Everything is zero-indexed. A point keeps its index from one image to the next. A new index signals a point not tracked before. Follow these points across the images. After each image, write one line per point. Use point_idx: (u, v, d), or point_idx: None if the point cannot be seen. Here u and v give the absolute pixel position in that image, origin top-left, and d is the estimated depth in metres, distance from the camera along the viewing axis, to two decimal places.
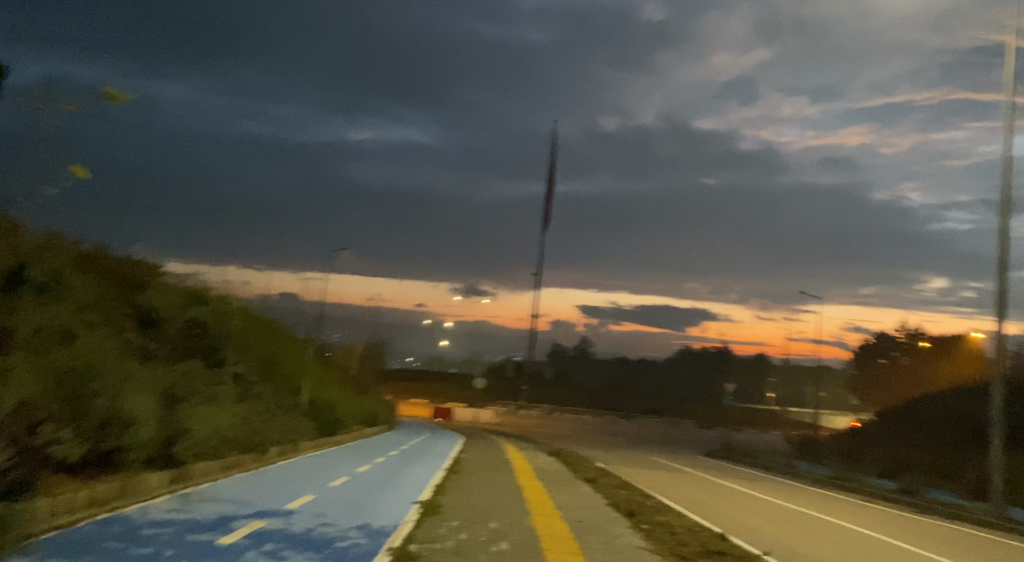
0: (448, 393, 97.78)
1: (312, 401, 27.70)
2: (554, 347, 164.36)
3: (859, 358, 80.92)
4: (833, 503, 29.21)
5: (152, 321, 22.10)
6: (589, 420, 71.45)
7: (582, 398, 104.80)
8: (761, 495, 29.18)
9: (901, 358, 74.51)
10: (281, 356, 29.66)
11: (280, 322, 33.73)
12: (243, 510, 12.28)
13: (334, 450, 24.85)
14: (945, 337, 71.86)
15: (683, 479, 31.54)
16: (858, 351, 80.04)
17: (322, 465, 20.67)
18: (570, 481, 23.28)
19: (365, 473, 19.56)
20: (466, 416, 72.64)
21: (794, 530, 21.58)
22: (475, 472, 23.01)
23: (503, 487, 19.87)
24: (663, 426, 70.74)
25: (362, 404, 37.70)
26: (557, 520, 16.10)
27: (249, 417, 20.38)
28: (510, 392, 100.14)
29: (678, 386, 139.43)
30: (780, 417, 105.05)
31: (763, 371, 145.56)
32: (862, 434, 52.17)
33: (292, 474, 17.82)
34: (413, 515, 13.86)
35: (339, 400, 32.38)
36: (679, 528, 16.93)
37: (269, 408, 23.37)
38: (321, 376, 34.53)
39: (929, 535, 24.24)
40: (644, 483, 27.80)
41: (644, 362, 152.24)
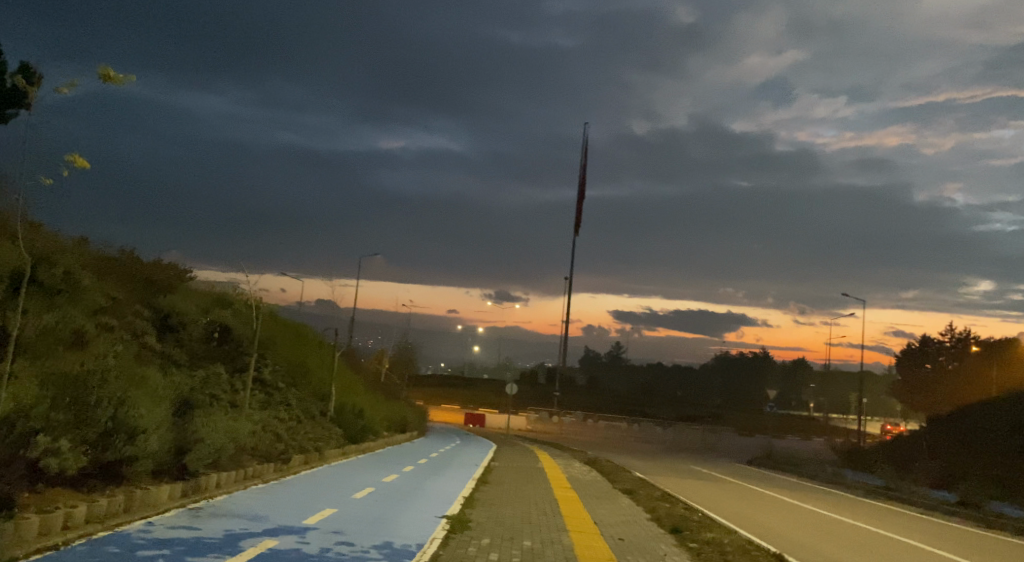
0: (480, 399, 97.02)
1: (340, 408, 26.88)
2: (588, 353, 163.14)
3: (901, 364, 78.90)
4: (884, 516, 27.84)
5: (173, 325, 21.44)
6: (624, 427, 70.21)
7: (617, 404, 103.51)
8: (807, 506, 27.93)
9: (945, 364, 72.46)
10: (309, 361, 28.89)
11: (309, 328, 33.07)
12: (256, 527, 11.42)
13: (362, 458, 24.04)
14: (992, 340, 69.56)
15: (725, 489, 30.34)
16: (901, 357, 78.03)
17: (346, 474, 19.83)
18: (608, 493, 22.27)
19: (392, 484, 18.68)
20: (499, 422, 71.77)
21: (848, 548, 20.41)
22: (508, 482, 22.05)
23: (537, 500, 18.88)
24: (700, 433, 69.32)
25: (392, 411, 36.89)
26: (595, 538, 15.09)
27: (272, 425, 19.60)
28: (544, 398, 99.17)
29: (715, 393, 137.52)
30: (819, 423, 102.93)
31: (801, 377, 143.10)
32: (908, 441, 50.48)
33: (314, 485, 16.96)
34: (440, 533, 12.90)
35: (368, 406, 31.63)
36: (728, 547, 15.88)
37: (294, 415, 22.57)
38: (350, 381, 33.79)
39: (990, 551, 22.91)
40: (686, 494, 26.73)
41: (679, 368, 150.46)
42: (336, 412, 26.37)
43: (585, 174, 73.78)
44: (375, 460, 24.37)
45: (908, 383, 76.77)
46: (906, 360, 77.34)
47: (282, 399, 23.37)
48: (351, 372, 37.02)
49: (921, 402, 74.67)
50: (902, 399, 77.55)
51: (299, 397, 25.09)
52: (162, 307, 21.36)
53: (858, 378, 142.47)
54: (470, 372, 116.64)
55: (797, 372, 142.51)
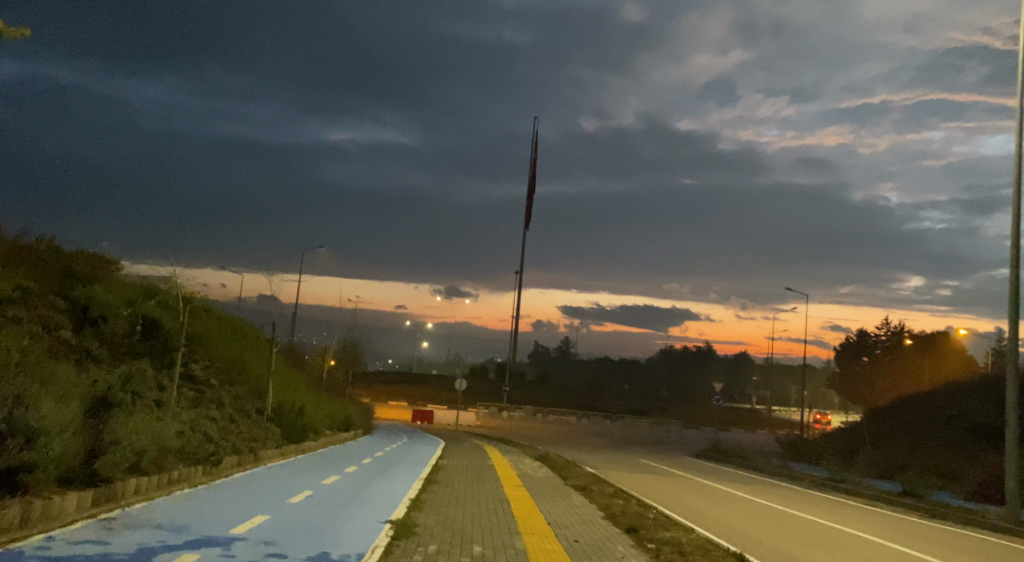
0: (428, 395, 95.84)
1: (278, 405, 25.57)
2: (536, 348, 162.70)
3: (842, 356, 79.70)
4: (838, 508, 27.44)
5: (94, 319, 20.07)
6: (573, 422, 69.67)
7: (565, 399, 103.09)
8: (761, 500, 27.38)
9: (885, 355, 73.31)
10: (245, 357, 27.50)
11: (247, 322, 31.69)
12: (175, 539, 10.26)
13: (301, 459, 22.83)
14: (929, 333, 70.56)
15: (677, 484, 29.66)
16: (841, 349, 78.81)
17: (284, 476, 18.64)
18: (560, 490, 21.37)
19: (333, 487, 17.54)
20: (448, 418, 70.74)
21: (808, 543, 19.78)
22: (456, 481, 21.02)
23: (487, 501, 17.89)
24: (648, 427, 69.10)
25: (335, 409, 35.58)
26: (550, 540, 14.12)
27: (203, 425, 18.35)
28: (492, 394, 98.28)
29: (662, 387, 137.98)
30: (765, 416, 103.72)
31: (746, 370, 144.38)
32: (854, 432, 50.63)
33: (248, 489, 15.77)
34: (383, 540, 11.84)
35: (309, 403, 30.31)
36: (688, 547, 15.04)
37: (228, 414, 21.26)
38: (291, 378, 32.48)
39: (947, 543, 22.52)
40: (639, 489, 25.96)
41: (627, 363, 150.75)
42: (274, 411, 25.14)
43: (534, 167, 72.94)
44: (316, 460, 23.19)
45: (846, 375, 77.45)
46: (846, 353, 78.05)
47: (215, 397, 22.09)
48: (292, 368, 35.67)
49: (859, 395, 75.41)
50: (841, 392, 78.25)
51: (234, 395, 23.81)
52: (82, 300, 19.98)
53: (802, 371, 144.20)
54: (418, 368, 115.38)
55: (742, 366, 143.75)
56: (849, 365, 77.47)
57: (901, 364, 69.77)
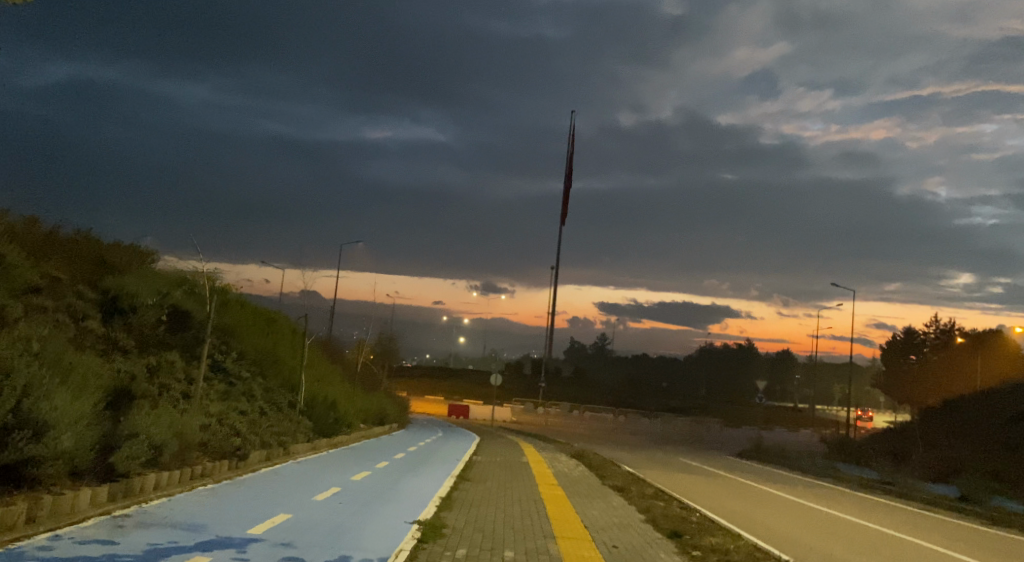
0: (465, 390, 95.41)
1: (311, 399, 25.09)
2: (573, 345, 161.84)
3: (885, 355, 77.88)
4: (888, 512, 26.32)
5: (122, 309, 19.74)
6: (611, 419, 68.72)
7: (602, 396, 102.11)
8: (807, 503, 26.35)
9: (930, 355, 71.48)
10: (278, 349, 27.07)
11: (281, 314, 31.32)
12: (188, 540, 9.77)
13: (332, 454, 22.30)
14: (979, 332, 68.49)
15: (720, 485, 28.68)
16: (886, 348, 77.02)
17: (312, 472, 18.09)
18: (598, 490, 20.65)
19: (362, 484, 16.94)
20: (484, 414, 70.17)
21: (860, 551, 18.84)
22: (490, 480, 20.34)
23: (521, 501, 17.17)
24: (688, 425, 67.95)
25: (369, 402, 35.17)
26: (587, 545, 13.41)
27: (231, 418, 17.88)
28: (529, 390, 97.62)
29: (700, 385, 136.39)
30: (807, 415, 101.78)
31: (788, 369, 142.04)
32: (902, 433, 49.12)
33: (273, 486, 15.21)
34: (409, 543, 11.16)
35: (343, 397, 29.83)
36: (735, 555, 14.23)
37: (257, 407, 20.79)
38: (325, 372, 32.04)
39: (1005, 551, 21.46)
40: (680, 490, 25.17)
41: (665, 360, 149.31)
42: (306, 404, 24.67)
43: (572, 161, 72.06)
44: (347, 455, 22.64)
45: (891, 375, 75.50)
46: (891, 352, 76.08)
47: (245, 390, 21.64)
48: (327, 361, 35.28)
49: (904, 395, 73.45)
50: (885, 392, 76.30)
51: (265, 387, 23.38)
52: (110, 288, 19.65)
53: (846, 369, 141.51)
54: (456, 363, 115.04)
55: (784, 364, 141.43)
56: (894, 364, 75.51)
57: (949, 364, 67.79)
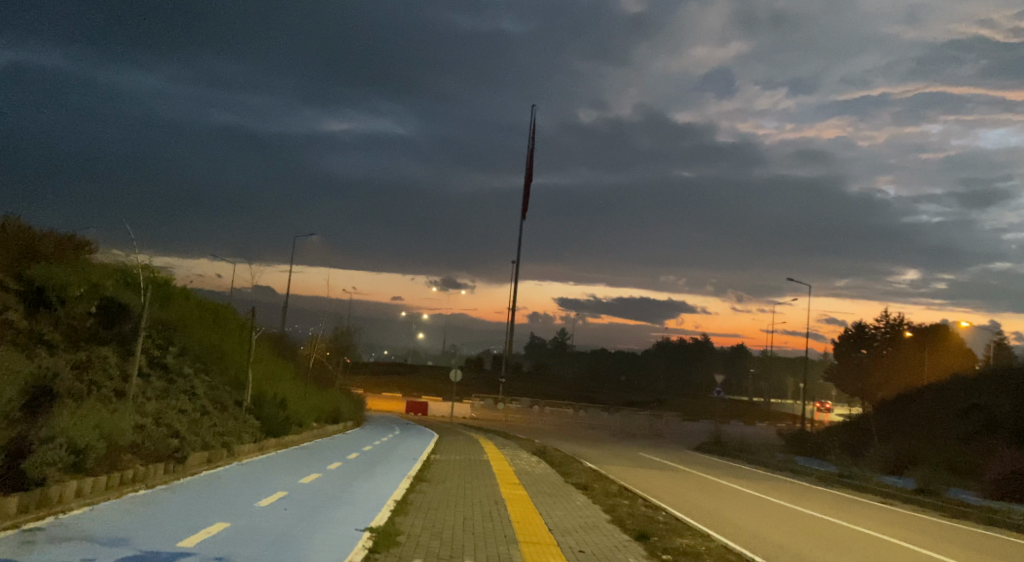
0: (422, 386, 94.24)
1: (259, 397, 23.90)
2: (531, 340, 161.31)
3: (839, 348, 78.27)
4: (854, 506, 25.83)
5: (49, 303, 18.49)
6: (570, 414, 68.09)
7: (561, 390, 101.57)
8: (773, 498, 25.76)
9: (884, 348, 71.90)
10: (224, 345, 25.82)
11: (229, 308, 30.15)
12: (107, 557, 8.72)
13: (281, 454, 21.18)
14: (931, 325, 68.98)
15: (683, 481, 28.01)
16: (839, 341, 77.41)
17: (256, 474, 16.98)
18: (561, 488, 19.78)
19: (309, 486, 15.86)
20: (442, 410, 69.14)
21: (832, 548, 18.19)
22: (446, 480, 19.35)
23: (480, 502, 16.24)
24: (647, 419, 67.59)
25: (323, 399, 33.99)
26: (553, 550, 12.48)
27: (168, 417, 16.71)
28: (487, 385, 96.74)
29: (658, 379, 136.61)
30: (763, 408, 102.26)
31: (744, 363, 142.83)
32: (860, 426, 49.07)
33: (212, 490, 14.13)
34: (358, 553, 10.19)
35: (294, 395, 28.64)
36: (708, 558, 13.41)
37: (199, 406, 19.60)
38: (276, 369, 30.88)
39: (973, 545, 21.02)
40: (643, 486, 24.40)
41: (623, 354, 149.36)
42: (253, 402, 23.52)
43: (529, 156, 71.31)
44: (296, 455, 21.53)
45: (844, 368, 75.80)
46: (845, 345, 76.34)
47: (186, 387, 20.46)
48: (277, 357, 34.06)
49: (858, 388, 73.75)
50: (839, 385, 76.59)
51: (210, 385, 22.23)
52: (38, 279, 18.43)
53: (800, 363, 142.69)
54: (413, 359, 113.82)
55: (739, 358, 142.19)
56: (848, 358, 75.79)
57: (902, 357, 68.17)
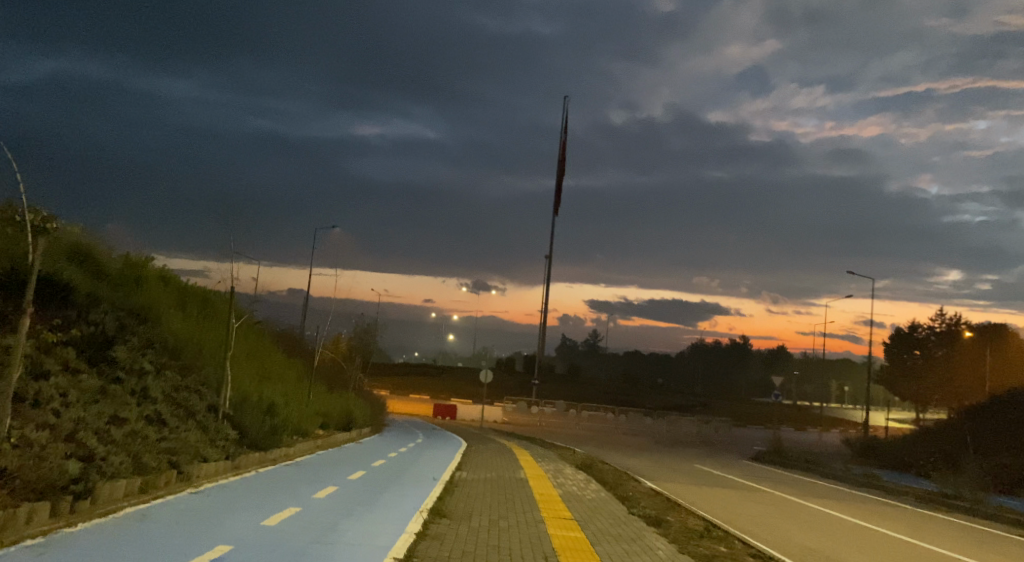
0: (451, 388, 89.63)
1: (241, 401, 19.17)
2: (562, 341, 156.59)
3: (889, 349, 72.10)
4: (991, 541, 20.59)
5: None
6: (610, 418, 63.08)
7: (596, 393, 96.54)
8: (885, 532, 20.50)
9: (939, 349, 65.81)
10: (204, 338, 21.18)
11: (219, 295, 25.58)
12: None
13: (262, 476, 16.42)
14: (989, 326, 63.09)
15: (769, 511, 22.82)
16: (891, 342, 71.31)
17: (210, 513, 12.14)
18: (631, 527, 14.91)
19: (273, 534, 10.90)
20: (472, 414, 64.42)
21: None
22: (473, 515, 14.39)
23: (525, 560, 11.19)
24: (692, 424, 62.37)
25: (334, 404, 29.31)
26: None
27: (84, 430, 12.09)
28: (520, 387, 91.92)
29: (696, 382, 130.95)
30: (811, 414, 96.35)
31: (786, 365, 136.50)
32: (940, 436, 43.50)
33: (122, 543, 9.46)
34: None
35: (293, 399, 23.91)
36: None
37: (145, 414, 14.94)
38: (277, 368, 26.21)
39: None
40: (726, 517, 19.34)
41: (658, 356, 143.97)
42: (232, 407, 18.82)
43: (564, 148, 66.63)
44: (281, 477, 16.74)
45: (897, 373, 69.79)
46: (897, 346, 70.16)
47: (136, 387, 15.82)
48: (281, 354, 29.41)
49: (913, 394, 67.81)
50: (893, 389, 70.78)
51: (174, 385, 17.55)
52: None
53: (844, 366, 136.09)
54: (442, 360, 109.55)
55: (782, 360, 135.81)
56: (901, 360, 69.73)
57: (951, 366, 62.33)
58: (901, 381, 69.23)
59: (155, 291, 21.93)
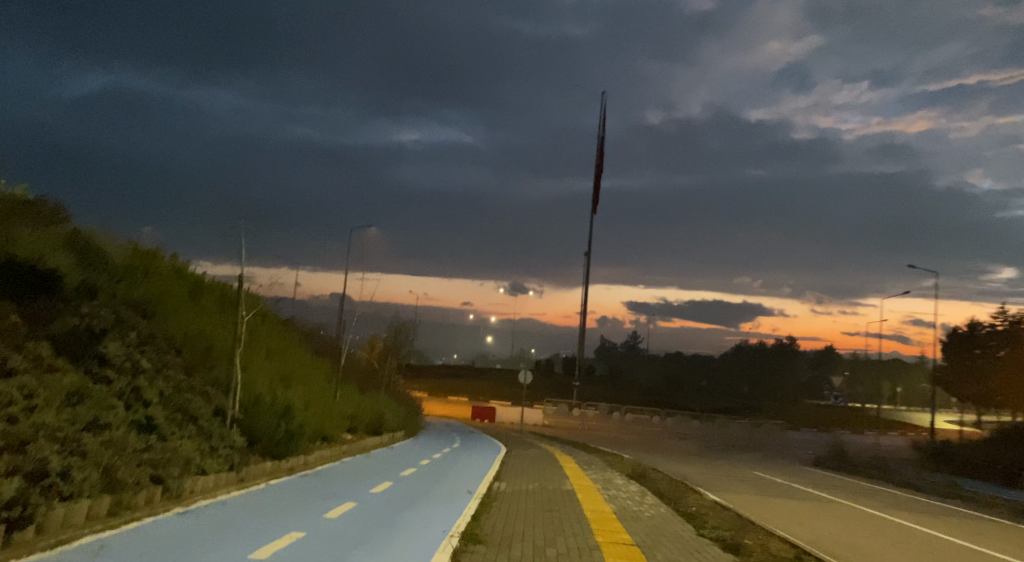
0: (490, 391, 87.30)
1: (253, 403, 16.98)
2: (602, 343, 153.85)
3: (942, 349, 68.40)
4: None
5: None
6: (656, 421, 60.38)
7: (639, 396, 93.59)
8: (990, 554, 17.94)
9: (997, 350, 62.11)
10: (216, 333, 19.08)
11: (238, 289, 23.57)
12: None
13: (271, 489, 14.20)
14: None
15: (851, 529, 20.33)
16: (944, 342, 67.68)
17: (194, 541, 9.95)
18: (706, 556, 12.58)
19: None
20: (512, 417, 62.05)
21: None
22: (515, 540, 12.14)
23: None
24: (743, 427, 59.48)
25: (363, 407, 27.11)
26: None
27: (41, 440, 10.06)
28: (561, 390, 89.37)
29: (740, 384, 127.34)
30: (863, 418, 92.60)
31: (834, 366, 132.52)
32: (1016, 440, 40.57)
33: None
34: None
35: (316, 401, 21.72)
36: None
37: (131, 418, 12.86)
38: (302, 369, 24.11)
39: None
40: (807, 539, 16.93)
41: (701, 358, 140.56)
42: (242, 410, 16.67)
43: (602, 148, 64.25)
44: (294, 492, 14.52)
45: (953, 374, 66.21)
46: (951, 348, 66.72)
47: (126, 387, 13.73)
48: (307, 351, 27.37)
49: (969, 396, 64.24)
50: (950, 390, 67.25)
51: (175, 384, 15.47)
52: None
53: (893, 368, 131.58)
54: (481, 362, 107.31)
55: (829, 361, 131.72)
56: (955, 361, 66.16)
57: (1018, 366, 58.92)
58: (956, 384, 65.61)
59: (164, 283, 19.90)
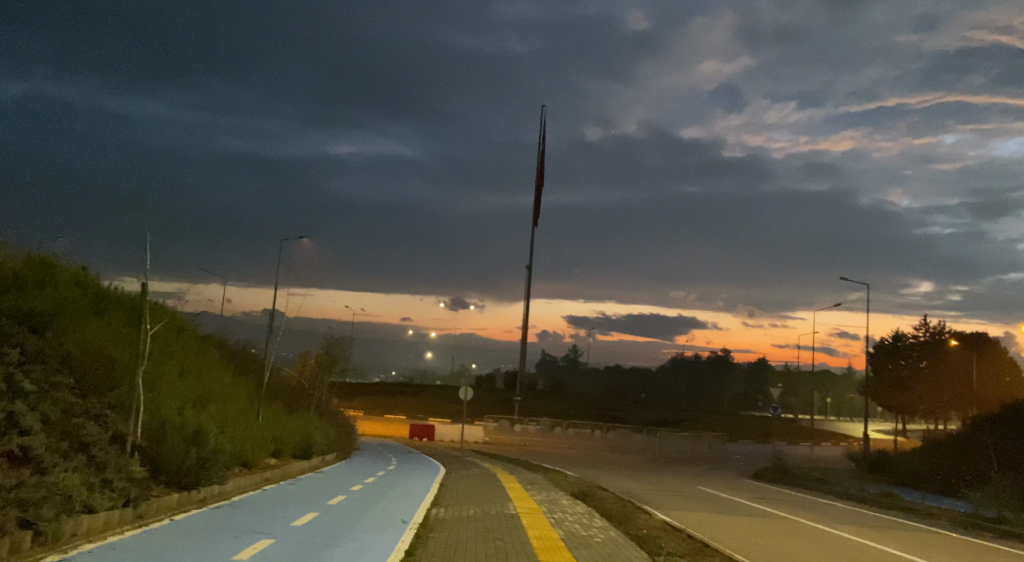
0: (429, 407, 85.39)
1: (159, 428, 15.14)
2: (542, 357, 152.92)
3: (873, 360, 68.59)
4: None
5: None
6: (597, 436, 59.28)
7: (580, 409, 92.60)
8: None
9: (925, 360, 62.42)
10: (120, 350, 17.20)
11: (149, 303, 21.63)
12: None
13: (174, 526, 12.47)
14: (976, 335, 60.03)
15: (808, 548, 19.31)
16: (875, 352, 67.84)
17: None
18: None
19: None
20: (450, 434, 60.35)
21: None
22: None
23: None
24: (685, 440, 58.73)
25: (290, 428, 25.24)
26: None
27: None
28: (501, 405, 87.85)
29: (679, 396, 127.40)
30: (800, 429, 92.99)
31: (769, 378, 133.59)
32: (957, 448, 40.41)
33: None
34: None
35: (235, 424, 19.84)
36: None
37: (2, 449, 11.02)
38: (221, 388, 22.22)
39: None
40: None
41: (640, 371, 140.43)
42: (146, 436, 14.84)
43: (540, 161, 63.21)
44: (202, 527, 12.76)
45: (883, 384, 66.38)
46: (881, 358, 66.97)
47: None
48: (228, 369, 25.47)
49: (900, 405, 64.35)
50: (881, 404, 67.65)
51: (65, 408, 13.62)
52: None
53: (827, 378, 133.11)
54: (420, 379, 105.30)
55: (764, 373, 132.76)
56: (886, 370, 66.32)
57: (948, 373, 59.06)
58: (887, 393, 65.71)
59: (63, 296, 17.96)
